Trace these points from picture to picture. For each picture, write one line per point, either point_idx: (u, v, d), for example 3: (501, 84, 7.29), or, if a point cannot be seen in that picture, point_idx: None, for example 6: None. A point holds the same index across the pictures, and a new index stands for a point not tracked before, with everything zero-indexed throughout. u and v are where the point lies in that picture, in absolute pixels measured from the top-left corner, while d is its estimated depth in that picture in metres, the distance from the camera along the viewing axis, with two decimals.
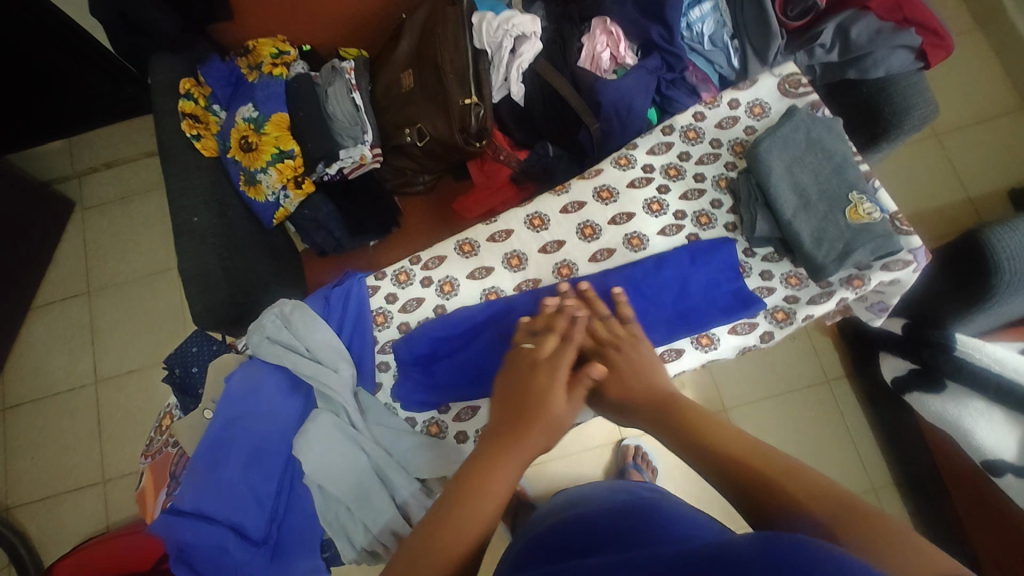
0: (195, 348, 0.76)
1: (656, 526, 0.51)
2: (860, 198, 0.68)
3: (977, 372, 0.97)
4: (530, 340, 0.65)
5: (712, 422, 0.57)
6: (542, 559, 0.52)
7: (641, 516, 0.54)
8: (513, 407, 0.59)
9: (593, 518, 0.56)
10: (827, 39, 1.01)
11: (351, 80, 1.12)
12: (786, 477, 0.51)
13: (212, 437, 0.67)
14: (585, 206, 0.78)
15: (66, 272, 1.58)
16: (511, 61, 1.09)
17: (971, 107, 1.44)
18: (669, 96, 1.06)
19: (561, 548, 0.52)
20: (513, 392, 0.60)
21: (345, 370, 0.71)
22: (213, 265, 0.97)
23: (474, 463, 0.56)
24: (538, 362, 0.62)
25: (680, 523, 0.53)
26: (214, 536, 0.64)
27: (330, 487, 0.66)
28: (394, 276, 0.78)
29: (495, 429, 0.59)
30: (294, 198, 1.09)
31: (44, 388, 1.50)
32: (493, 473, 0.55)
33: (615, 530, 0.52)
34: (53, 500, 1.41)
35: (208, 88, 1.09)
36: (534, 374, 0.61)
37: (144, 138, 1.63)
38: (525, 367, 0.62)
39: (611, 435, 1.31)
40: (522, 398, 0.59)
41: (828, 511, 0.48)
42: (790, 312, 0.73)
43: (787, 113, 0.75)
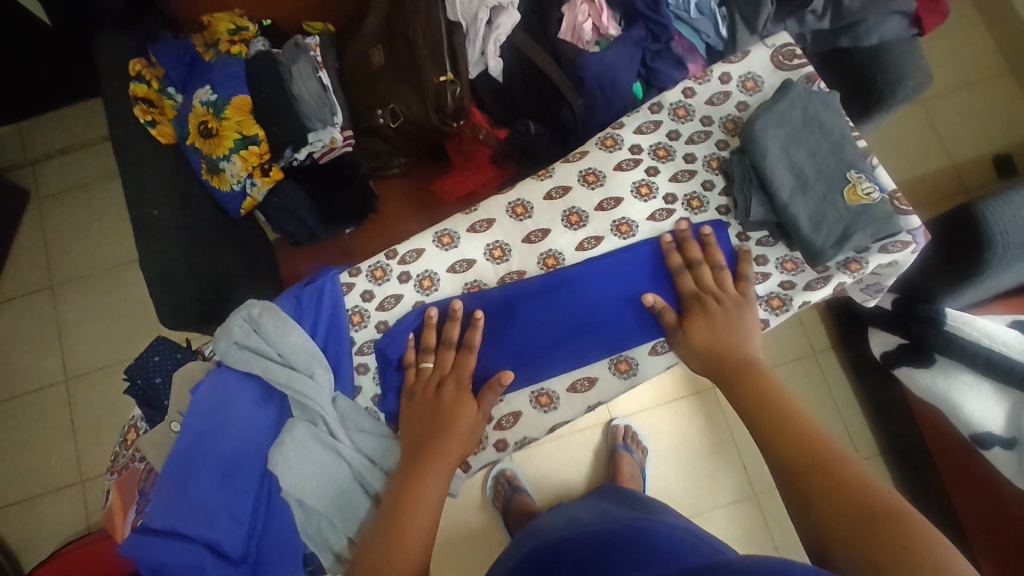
0: (157, 357, 0.71)
1: (653, 547, 0.49)
2: (859, 177, 0.65)
3: (967, 346, 0.95)
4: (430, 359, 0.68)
5: (783, 409, 0.62)
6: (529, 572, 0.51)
7: (634, 535, 0.51)
8: (424, 423, 0.65)
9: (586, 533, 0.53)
10: (819, 5, 0.95)
11: (316, 58, 1.05)
12: (836, 474, 0.55)
13: (182, 452, 0.63)
14: (570, 191, 0.74)
15: (24, 267, 1.50)
16: (487, 34, 1.03)
17: (959, 72, 1.41)
18: (654, 68, 1.00)
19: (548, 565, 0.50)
20: (423, 408, 0.66)
21: (321, 375, 0.67)
22: (177, 260, 0.91)
23: (406, 477, 0.62)
24: (442, 378, 0.67)
25: (673, 542, 0.50)
26: (189, 556, 0.60)
27: (310, 501, 0.63)
28: (370, 271, 0.74)
29: (415, 443, 0.64)
30: (262, 186, 1.02)
31: (10, 389, 1.43)
32: (424, 482, 0.61)
33: (608, 546, 0.50)
34: (29, 504, 1.36)
35: (161, 69, 1.01)
36: (441, 391, 0.66)
37: (99, 122, 1.53)
38: (427, 385, 0.67)
39: (600, 416, 1.29)
40: (435, 414, 0.65)
41: (860, 518, 0.51)
42: (787, 299, 0.70)
43: (783, 87, 0.70)
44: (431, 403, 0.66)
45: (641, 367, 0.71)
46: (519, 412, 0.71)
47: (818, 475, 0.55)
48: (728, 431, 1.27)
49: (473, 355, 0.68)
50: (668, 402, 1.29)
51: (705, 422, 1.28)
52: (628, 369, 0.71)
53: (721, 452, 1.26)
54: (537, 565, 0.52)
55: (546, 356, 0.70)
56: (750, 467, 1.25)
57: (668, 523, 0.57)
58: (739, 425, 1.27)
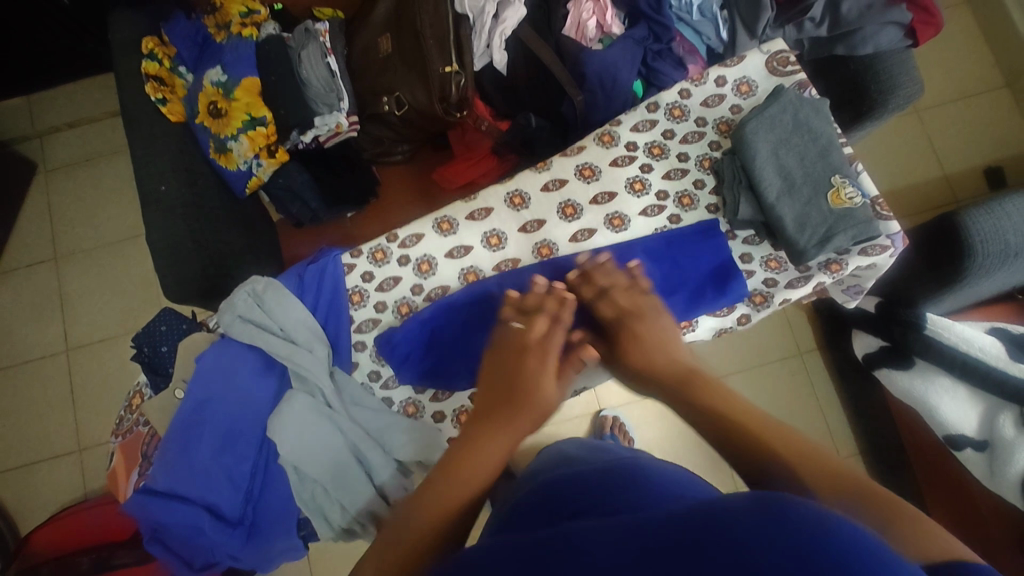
0: (163, 327, 0.73)
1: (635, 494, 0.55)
2: (843, 182, 0.67)
3: (944, 351, 0.99)
4: (519, 319, 0.66)
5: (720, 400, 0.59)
6: (537, 518, 0.57)
7: (627, 480, 0.59)
8: (502, 380, 0.63)
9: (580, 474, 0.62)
10: (816, 13, 0.98)
11: (326, 45, 1.07)
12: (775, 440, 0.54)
13: (183, 418, 0.66)
14: (567, 184, 0.76)
15: (30, 237, 1.52)
16: (494, 27, 1.07)
17: (955, 84, 1.44)
18: (655, 68, 1.03)
19: (552, 506, 0.57)
20: (505, 370, 0.63)
21: (320, 351, 0.70)
22: (184, 235, 0.94)
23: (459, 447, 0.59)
24: (525, 346, 0.64)
25: (661, 483, 0.58)
26: (190, 517, 0.63)
27: (307, 470, 0.65)
28: (371, 253, 0.75)
29: (489, 410, 0.61)
30: (267, 167, 1.06)
31: (10, 357, 1.46)
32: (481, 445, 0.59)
33: (602, 487, 0.57)
34: (28, 469, 1.40)
35: (173, 48, 1.03)
36: (523, 360, 0.63)
37: (108, 98, 1.55)
38: (518, 346, 0.64)
39: (590, 406, 1.33)
40: (516, 379, 0.62)
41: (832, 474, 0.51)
42: (768, 296, 0.72)
43: (774, 93, 0.73)
44: (506, 361, 0.64)
45: None
46: None
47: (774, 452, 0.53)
48: None
49: (562, 331, 0.65)
50: None
51: None
52: None
53: (704, 446, 1.30)
54: (539, 506, 0.59)
55: None
56: None
57: (655, 465, 0.65)
58: None
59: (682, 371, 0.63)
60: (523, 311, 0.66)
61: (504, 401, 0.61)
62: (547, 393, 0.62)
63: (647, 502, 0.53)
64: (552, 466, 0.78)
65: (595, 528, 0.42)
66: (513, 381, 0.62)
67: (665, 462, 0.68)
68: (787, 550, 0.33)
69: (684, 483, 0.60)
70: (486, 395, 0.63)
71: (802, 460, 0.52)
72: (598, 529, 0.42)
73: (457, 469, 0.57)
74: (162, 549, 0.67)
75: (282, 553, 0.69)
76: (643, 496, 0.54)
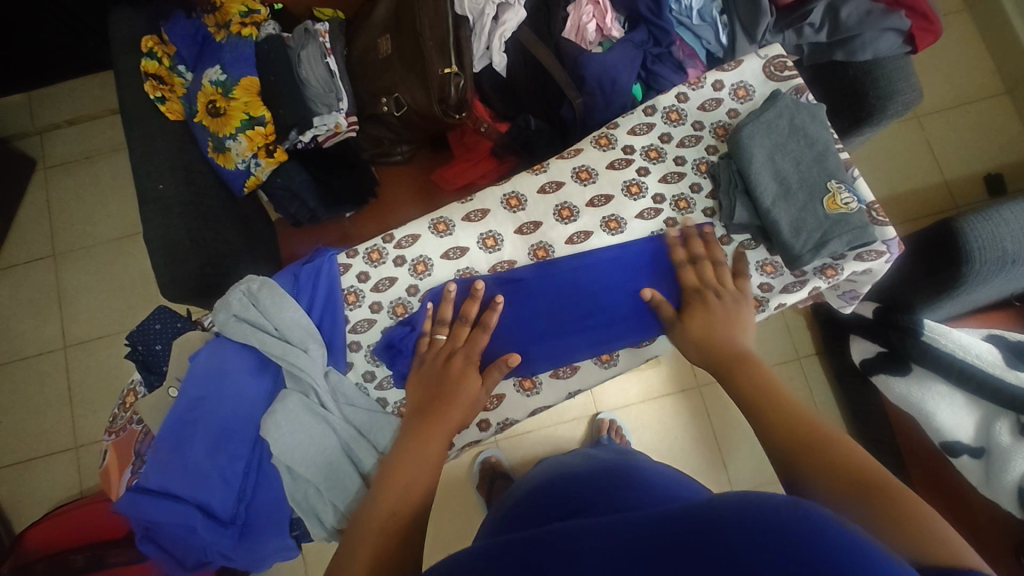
0: (158, 325, 0.73)
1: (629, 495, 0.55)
2: (839, 187, 0.67)
3: (942, 357, 0.99)
4: (443, 331, 0.70)
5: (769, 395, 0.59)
6: (539, 517, 0.57)
7: (625, 479, 0.60)
8: (432, 386, 0.67)
9: (581, 479, 0.62)
10: (815, 19, 0.99)
11: (325, 44, 1.07)
12: (817, 443, 0.53)
13: (177, 416, 0.66)
14: (563, 186, 0.76)
15: (29, 234, 1.52)
16: (493, 29, 1.06)
17: (955, 90, 1.44)
18: (655, 72, 1.04)
19: (556, 507, 0.57)
20: (432, 378, 0.67)
21: (315, 351, 0.69)
22: (181, 234, 0.94)
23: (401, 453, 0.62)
24: (453, 351, 0.68)
25: (654, 484, 0.59)
26: (181, 516, 0.63)
27: (299, 470, 0.65)
28: (366, 254, 0.76)
29: (418, 412, 0.65)
30: (266, 167, 1.05)
31: (8, 354, 1.46)
32: (428, 445, 0.62)
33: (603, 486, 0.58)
34: (24, 466, 1.39)
35: (172, 47, 1.03)
36: (449, 363, 0.67)
37: (109, 96, 1.56)
38: (440, 357, 0.68)
39: (587, 408, 1.33)
40: (438, 384, 0.66)
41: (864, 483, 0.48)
42: (763, 300, 0.72)
43: (772, 97, 0.73)
44: (428, 367, 0.68)
45: (621, 358, 0.75)
46: (502, 395, 0.74)
47: (810, 455, 0.52)
48: (710, 428, 1.31)
49: (487, 335, 0.69)
50: (653, 399, 1.33)
51: (688, 418, 1.32)
52: (609, 358, 0.75)
53: (701, 449, 1.30)
54: (541, 507, 0.59)
55: (543, 341, 0.71)
56: (731, 465, 1.29)
57: (651, 469, 0.65)
58: (720, 421, 1.31)
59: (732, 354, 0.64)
60: (443, 323, 0.70)
61: (433, 402, 0.65)
62: (469, 393, 0.66)
63: (638, 500, 0.53)
64: (549, 470, 0.77)
65: (592, 528, 0.42)
66: (437, 386, 0.66)
67: (657, 463, 0.69)
68: (786, 555, 0.34)
69: (676, 486, 0.60)
70: (417, 400, 0.66)
71: (821, 461, 0.51)
72: (591, 527, 0.42)
73: (396, 477, 0.59)
74: (154, 548, 0.67)
75: (274, 552, 0.69)
76: (635, 498, 0.54)
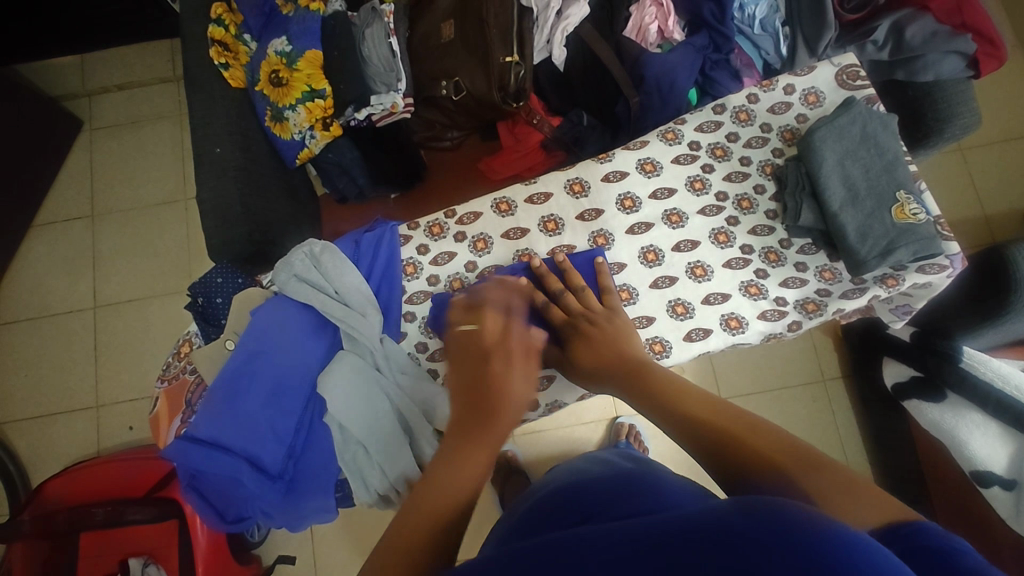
0: (219, 279, 0.73)
1: (651, 501, 0.54)
2: (907, 198, 0.68)
3: (980, 386, 0.97)
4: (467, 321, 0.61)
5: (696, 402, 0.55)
6: (562, 519, 0.56)
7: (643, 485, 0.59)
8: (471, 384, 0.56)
9: (588, 489, 0.61)
10: (880, 36, 0.99)
11: (389, 25, 1.07)
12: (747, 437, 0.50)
13: (233, 368, 0.66)
14: (627, 177, 0.76)
15: (70, 193, 1.54)
16: (556, 23, 1.07)
17: (1005, 125, 1.43)
18: (712, 78, 1.04)
19: (571, 512, 0.56)
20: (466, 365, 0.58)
21: (373, 316, 0.70)
22: (233, 199, 0.95)
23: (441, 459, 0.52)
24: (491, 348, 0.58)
25: (679, 492, 0.57)
26: (229, 468, 0.63)
27: (352, 430, 0.65)
28: (428, 227, 0.77)
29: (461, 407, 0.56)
30: (320, 140, 1.06)
31: (39, 308, 1.48)
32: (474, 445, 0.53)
33: (621, 494, 0.57)
34: (45, 420, 1.41)
35: (241, 16, 1.05)
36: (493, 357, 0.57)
37: (160, 64, 1.58)
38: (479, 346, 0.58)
39: (606, 412, 1.33)
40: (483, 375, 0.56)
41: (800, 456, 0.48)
42: (821, 304, 0.72)
43: (845, 104, 0.72)
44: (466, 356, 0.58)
45: (673, 353, 0.71)
46: (552, 376, 0.75)
47: (737, 444, 0.49)
48: None
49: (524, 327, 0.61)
50: None
51: None
52: (661, 351, 0.72)
53: None
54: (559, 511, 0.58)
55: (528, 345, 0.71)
56: None
57: (671, 478, 0.63)
58: None
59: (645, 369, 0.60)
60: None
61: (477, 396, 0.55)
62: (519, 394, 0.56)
63: (664, 499, 0.54)
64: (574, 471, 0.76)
65: (591, 534, 0.40)
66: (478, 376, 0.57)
67: (680, 475, 0.66)
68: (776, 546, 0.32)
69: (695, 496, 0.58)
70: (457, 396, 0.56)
71: (751, 453, 0.48)
72: (596, 532, 0.41)
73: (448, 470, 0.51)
74: (196, 499, 0.68)
75: (313, 513, 0.68)
76: (668, 497, 0.55)
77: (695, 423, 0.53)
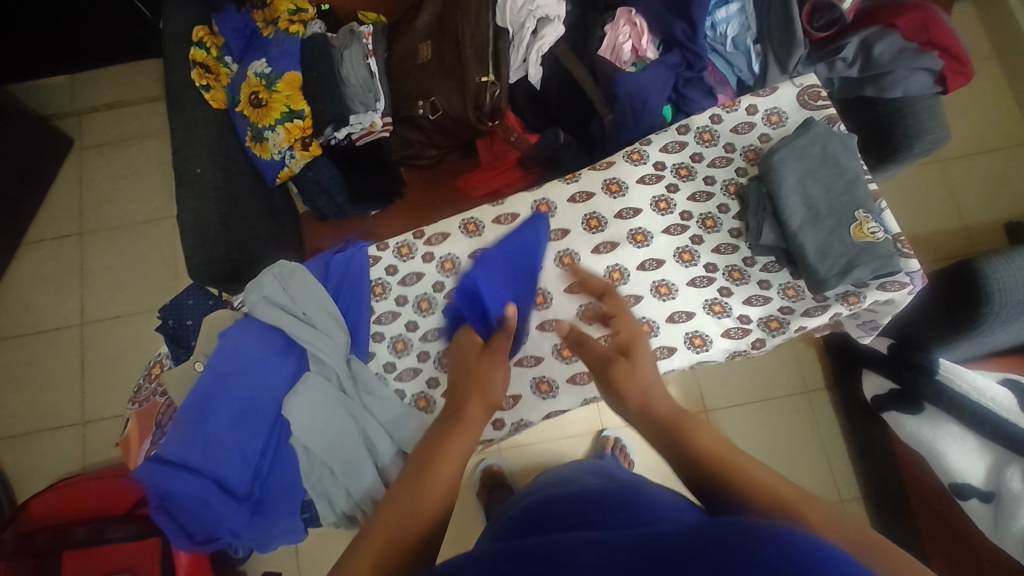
0: (191, 301, 0.75)
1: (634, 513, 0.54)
2: (866, 217, 0.68)
3: (955, 398, 0.98)
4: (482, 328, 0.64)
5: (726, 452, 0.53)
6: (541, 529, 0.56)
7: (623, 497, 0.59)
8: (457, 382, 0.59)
9: (570, 499, 0.60)
10: (849, 53, 1.01)
11: (368, 46, 1.09)
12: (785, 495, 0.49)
13: (201, 390, 0.67)
14: (593, 197, 0.78)
15: (59, 211, 1.56)
16: (532, 43, 1.07)
17: (981, 137, 1.45)
18: (685, 95, 1.06)
19: (551, 522, 0.56)
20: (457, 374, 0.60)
21: (339, 337, 0.71)
22: (212, 218, 0.97)
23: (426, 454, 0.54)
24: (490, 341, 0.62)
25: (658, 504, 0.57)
26: (198, 489, 0.64)
27: (317, 451, 0.66)
28: (396, 248, 0.77)
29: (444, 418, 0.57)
30: (300, 159, 1.08)
31: (27, 325, 1.49)
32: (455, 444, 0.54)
33: (598, 507, 0.57)
34: (30, 437, 1.41)
35: (222, 38, 1.07)
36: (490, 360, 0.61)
37: (149, 83, 1.60)
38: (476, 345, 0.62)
39: (592, 425, 1.33)
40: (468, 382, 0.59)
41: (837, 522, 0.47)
42: (784, 322, 0.73)
43: (804, 124, 0.74)
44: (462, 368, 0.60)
45: None
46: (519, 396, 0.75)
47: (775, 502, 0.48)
48: None
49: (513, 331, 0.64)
50: None
51: None
52: None
53: None
54: (537, 521, 0.58)
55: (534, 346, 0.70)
56: None
57: (650, 489, 0.63)
58: None
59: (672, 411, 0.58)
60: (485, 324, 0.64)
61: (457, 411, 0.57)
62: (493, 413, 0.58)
63: (644, 513, 0.54)
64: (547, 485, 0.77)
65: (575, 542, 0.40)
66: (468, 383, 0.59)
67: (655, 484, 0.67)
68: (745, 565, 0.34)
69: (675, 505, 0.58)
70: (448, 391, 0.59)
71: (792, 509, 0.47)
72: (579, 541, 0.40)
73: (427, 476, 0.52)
74: (167, 521, 0.68)
75: (282, 534, 0.68)
76: (646, 512, 0.54)
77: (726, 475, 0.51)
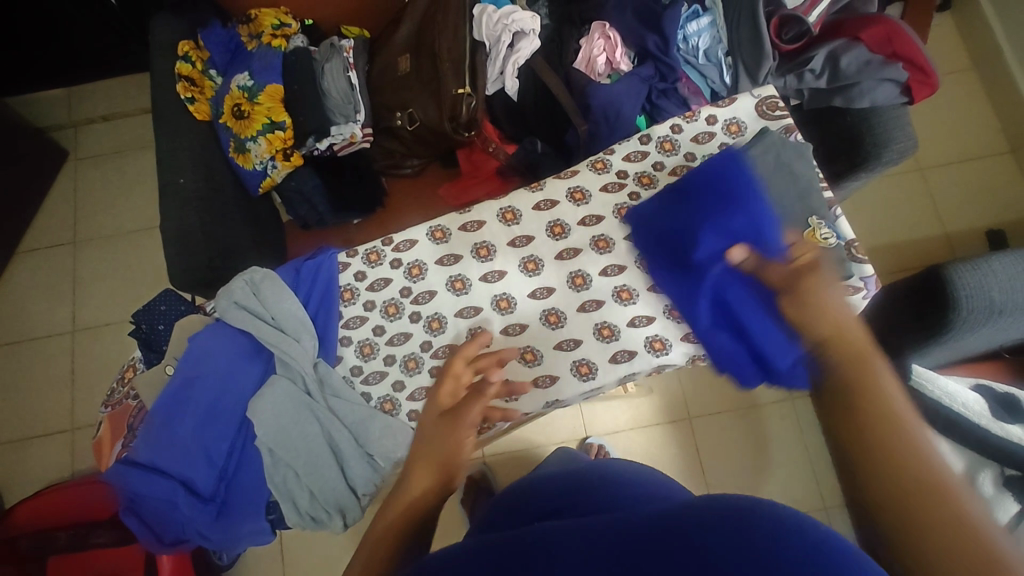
0: (163, 306, 0.77)
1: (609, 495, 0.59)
2: (818, 224, 0.72)
3: (927, 403, 0.97)
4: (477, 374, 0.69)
5: (886, 409, 0.50)
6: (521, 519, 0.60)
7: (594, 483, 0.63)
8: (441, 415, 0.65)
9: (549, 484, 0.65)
10: (816, 65, 1.04)
11: (348, 59, 1.13)
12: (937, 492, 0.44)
13: (172, 392, 0.69)
14: (557, 205, 0.80)
15: (53, 220, 1.59)
16: (509, 55, 1.10)
17: (958, 146, 1.47)
18: (659, 105, 1.08)
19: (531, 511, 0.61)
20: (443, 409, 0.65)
21: (306, 341, 0.73)
22: (194, 227, 0.99)
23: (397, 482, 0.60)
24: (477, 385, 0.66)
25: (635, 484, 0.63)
26: (166, 491, 0.66)
27: (280, 451, 0.68)
28: (366, 254, 0.79)
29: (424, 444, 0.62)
30: (282, 169, 1.10)
31: (20, 333, 1.51)
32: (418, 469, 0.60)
33: (571, 499, 0.60)
34: (20, 444, 1.43)
35: (206, 52, 1.10)
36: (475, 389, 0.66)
37: (143, 95, 1.63)
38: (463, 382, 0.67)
39: (576, 432, 1.34)
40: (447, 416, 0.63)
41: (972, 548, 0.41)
42: None
43: (760, 133, 0.76)
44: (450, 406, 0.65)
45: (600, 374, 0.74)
46: None
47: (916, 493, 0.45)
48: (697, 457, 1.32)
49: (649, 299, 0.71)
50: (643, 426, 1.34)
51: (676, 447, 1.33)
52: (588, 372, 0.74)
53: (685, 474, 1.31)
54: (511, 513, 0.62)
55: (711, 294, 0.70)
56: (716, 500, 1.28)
57: (620, 468, 0.68)
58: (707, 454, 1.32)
59: (848, 372, 0.54)
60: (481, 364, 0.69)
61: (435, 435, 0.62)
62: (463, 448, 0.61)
63: (617, 495, 0.59)
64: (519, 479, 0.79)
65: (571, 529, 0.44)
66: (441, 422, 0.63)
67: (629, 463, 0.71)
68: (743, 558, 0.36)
69: (648, 484, 0.64)
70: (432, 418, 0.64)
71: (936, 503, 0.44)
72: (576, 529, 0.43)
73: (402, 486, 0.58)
74: (136, 523, 0.70)
75: (249, 535, 0.70)
76: (618, 492, 0.60)
77: (893, 431, 0.48)
